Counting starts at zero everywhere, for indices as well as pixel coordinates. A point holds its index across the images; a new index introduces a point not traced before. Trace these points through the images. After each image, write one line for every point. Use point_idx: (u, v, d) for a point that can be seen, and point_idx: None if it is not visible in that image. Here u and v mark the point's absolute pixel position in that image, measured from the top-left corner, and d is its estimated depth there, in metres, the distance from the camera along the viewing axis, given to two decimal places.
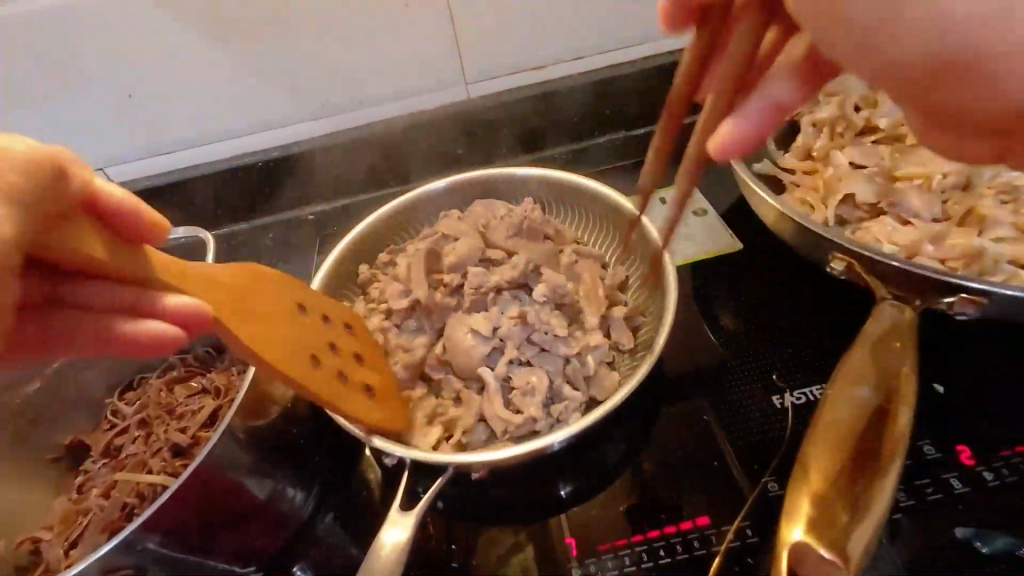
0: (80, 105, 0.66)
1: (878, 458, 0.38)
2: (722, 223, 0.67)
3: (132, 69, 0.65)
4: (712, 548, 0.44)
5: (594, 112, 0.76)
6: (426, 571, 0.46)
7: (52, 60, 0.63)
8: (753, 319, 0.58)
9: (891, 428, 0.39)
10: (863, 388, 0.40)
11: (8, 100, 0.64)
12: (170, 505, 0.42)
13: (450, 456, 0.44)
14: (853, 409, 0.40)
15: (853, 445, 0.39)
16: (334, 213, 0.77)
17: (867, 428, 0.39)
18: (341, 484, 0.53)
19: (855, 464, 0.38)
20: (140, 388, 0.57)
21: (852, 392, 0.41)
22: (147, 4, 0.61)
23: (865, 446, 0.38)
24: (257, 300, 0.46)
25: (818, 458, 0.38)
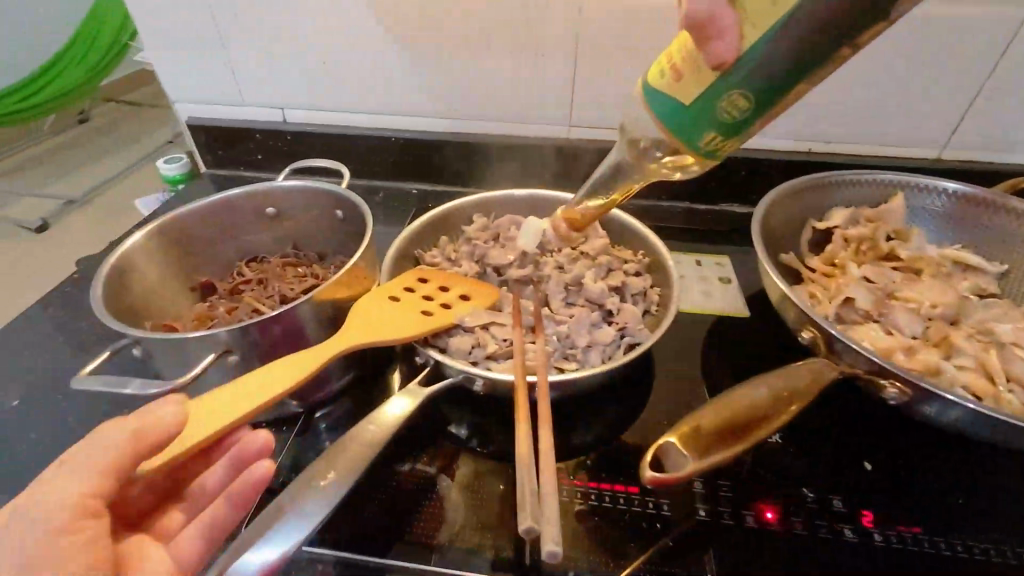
0: (298, 62, 0.93)
1: (740, 441, 0.40)
2: (741, 297, 0.81)
3: (342, 42, 0.89)
4: (634, 509, 0.52)
5: (661, 179, 0.94)
6: (410, 445, 0.59)
7: (297, 31, 0.89)
8: (738, 377, 0.70)
9: (764, 426, 0.42)
10: (760, 389, 0.43)
11: (260, 44, 0.92)
12: (268, 340, 0.56)
13: (461, 365, 0.56)
14: (743, 409, 0.41)
15: (715, 430, 0.40)
16: (435, 194, 1.02)
17: (743, 423, 0.41)
18: (370, 379, 0.69)
19: (699, 443, 0.39)
20: (264, 262, 0.75)
21: (753, 391, 0.43)
22: (375, 21, 0.86)
23: (734, 427, 0.40)
24: (380, 308, 0.61)
25: (675, 430, 0.39)
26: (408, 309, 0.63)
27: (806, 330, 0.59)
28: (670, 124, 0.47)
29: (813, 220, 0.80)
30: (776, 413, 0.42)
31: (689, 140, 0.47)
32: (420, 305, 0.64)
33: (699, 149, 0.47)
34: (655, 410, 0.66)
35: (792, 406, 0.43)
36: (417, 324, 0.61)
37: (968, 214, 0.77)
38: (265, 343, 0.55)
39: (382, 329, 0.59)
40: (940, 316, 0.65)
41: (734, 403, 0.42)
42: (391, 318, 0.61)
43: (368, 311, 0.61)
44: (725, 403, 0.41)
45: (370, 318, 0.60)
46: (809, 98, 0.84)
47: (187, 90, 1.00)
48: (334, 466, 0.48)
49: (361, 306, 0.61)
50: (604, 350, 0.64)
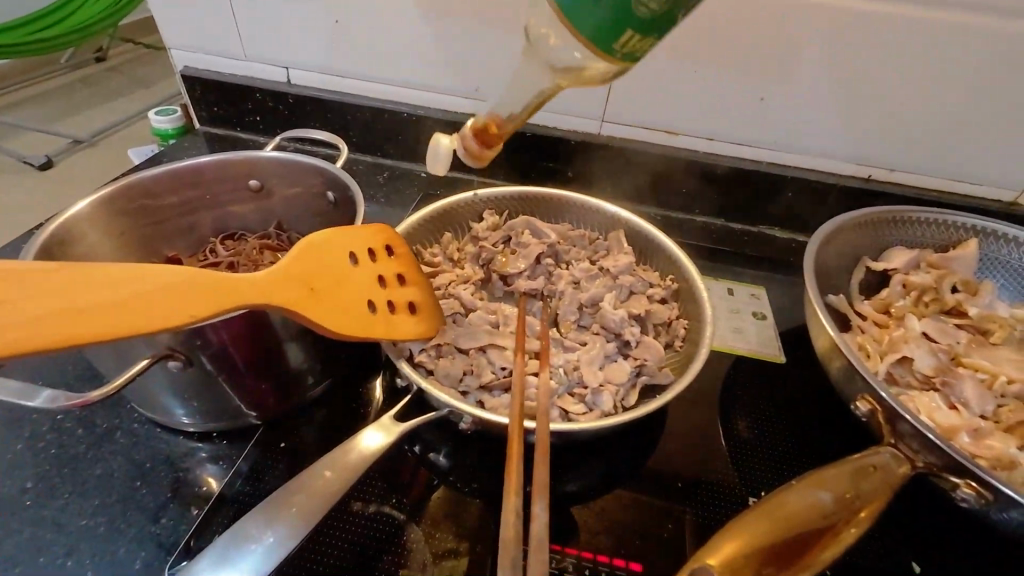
0: (297, 15, 0.83)
1: (793, 565, 0.33)
2: (776, 337, 0.72)
3: None
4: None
5: (696, 190, 0.84)
6: (381, 481, 0.51)
7: None
8: (766, 434, 0.61)
9: (828, 544, 0.34)
10: (823, 494, 0.35)
11: None
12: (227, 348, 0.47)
13: (449, 398, 0.48)
14: (794, 513, 0.34)
15: (763, 546, 0.33)
16: (444, 179, 0.92)
17: (796, 538, 0.33)
18: (353, 385, 0.60)
19: (746, 567, 0.32)
20: (240, 241, 0.66)
21: (812, 494, 0.35)
22: None
23: (786, 548, 0.33)
24: (321, 272, 0.49)
25: (713, 552, 0.32)
26: (353, 283, 0.50)
27: (862, 401, 0.49)
28: (574, 16, 0.40)
29: (869, 258, 0.70)
30: (842, 525, 0.34)
31: (606, 42, 0.40)
32: (367, 286, 0.51)
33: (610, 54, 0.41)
34: (667, 463, 0.57)
35: (860, 516, 0.34)
36: (350, 314, 0.48)
37: None
38: (223, 352, 0.47)
39: (317, 309, 0.47)
40: (1014, 396, 0.56)
41: (782, 507, 0.34)
42: (328, 292, 0.48)
43: (311, 264, 0.48)
44: (769, 509, 0.34)
45: (305, 271, 0.48)
46: (881, 120, 0.73)
47: (180, 34, 0.90)
48: (287, 510, 0.39)
49: (298, 264, 0.48)
50: (615, 391, 0.55)
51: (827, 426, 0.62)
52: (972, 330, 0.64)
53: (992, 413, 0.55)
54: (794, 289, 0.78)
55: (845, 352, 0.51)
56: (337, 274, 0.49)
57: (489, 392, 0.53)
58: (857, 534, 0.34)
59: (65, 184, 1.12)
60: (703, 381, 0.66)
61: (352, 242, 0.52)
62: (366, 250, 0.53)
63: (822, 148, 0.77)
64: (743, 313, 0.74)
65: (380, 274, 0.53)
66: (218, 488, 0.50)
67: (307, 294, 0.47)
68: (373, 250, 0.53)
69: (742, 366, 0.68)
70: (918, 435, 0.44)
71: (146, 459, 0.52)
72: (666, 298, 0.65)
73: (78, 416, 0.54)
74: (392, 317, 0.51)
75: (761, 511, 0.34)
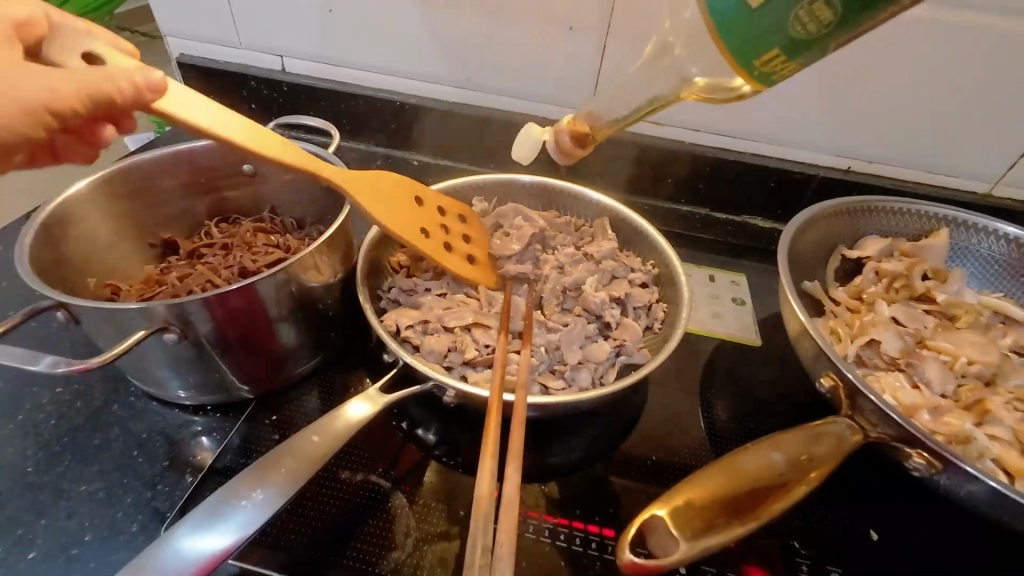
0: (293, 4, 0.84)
1: (745, 517, 0.35)
2: (754, 322, 0.74)
3: None
4: (606, 557, 0.49)
5: (682, 181, 0.86)
6: (368, 453, 0.53)
7: None
8: (739, 414, 0.64)
9: (782, 501, 0.36)
10: (778, 455, 0.37)
11: None
12: (219, 322, 0.49)
13: (433, 372, 0.50)
14: (750, 470, 0.36)
15: (718, 498, 0.35)
16: (437, 168, 0.94)
17: (750, 491, 0.36)
18: (342, 363, 0.62)
19: (698, 516, 0.34)
20: (234, 224, 0.68)
21: (767, 455, 0.38)
22: None
23: (740, 501, 0.35)
24: (397, 200, 0.60)
25: (668, 501, 0.35)
26: (421, 218, 0.62)
27: (826, 377, 0.52)
28: (726, 29, 0.37)
29: (844, 246, 0.72)
30: (793, 483, 0.37)
31: (747, 59, 0.37)
32: (434, 227, 0.63)
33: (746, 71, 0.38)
34: (643, 439, 0.60)
35: (813, 476, 0.37)
36: (411, 232, 0.60)
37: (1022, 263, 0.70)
38: (216, 326, 0.49)
39: (386, 218, 0.58)
40: (974, 376, 0.58)
41: (740, 466, 0.37)
42: (399, 213, 0.60)
43: (392, 195, 0.60)
44: (727, 466, 0.37)
45: (386, 191, 0.60)
46: (859, 113, 0.75)
47: (177, 22, 0.91)
48: (276, 471, 0.41)
49: (383, 186, 0.60)
50: (595, 369, 0.58)
51: (798, 405, 0.65)
52: (939, 315, 0.67)
53: (954, 393, 0.58)
54: (773, 277, 0.81)
55: (813, 333, 0.54)
56: (412, 209, 0.62)
57: (473, 369, 0.56)
58: (809, 491, 0.36)
59: (60, 169, 1.13)
60: (682, 363, 0.69)
61: (433, 199, 0.65)
62: (439, 207, 0.65)
63: (803, 140, 0.79)
64: (723, 299, 0.76)
65: (446, 226, 0.65)
66: (210, 459, 0.52)
67: (379, 206, 0.58)
68: (443, 210, 0.66)
69: (720, 349, 0.71)
70: (877, 411, 0.47)
71: (143, 431, 0.54)
72: (648, 282, 0.68)
73: (76, 390, 0.56)
74: (450, 255, 0.63)
75: (719, 466, 0.36)
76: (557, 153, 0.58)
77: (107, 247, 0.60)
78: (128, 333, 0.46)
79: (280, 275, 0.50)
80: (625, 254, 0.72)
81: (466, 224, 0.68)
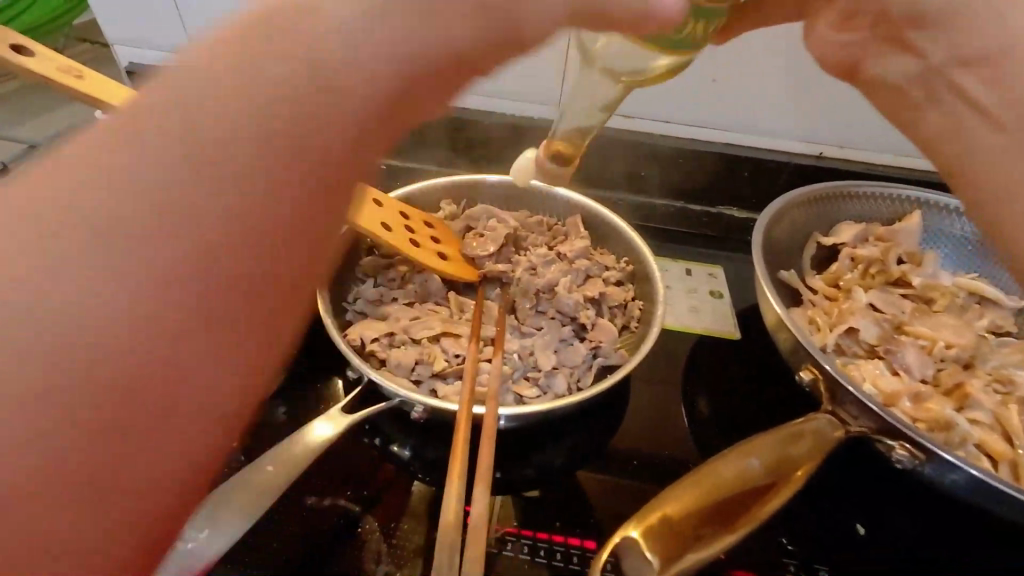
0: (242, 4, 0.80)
1: (722, 530, 0.33)
2: (733, 314, 0.73)
3: None
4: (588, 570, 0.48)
5: (655, 173, 0.85)
6: (335, 475, 0.50)
7: None
8: (722, 410, 0.62)
9: (761, 508, 0.34)
10: (756, 459, 0.35)
11: None
12: None
13: (400, 388, 0.47)
14: (726, 480, 0.34)
15: (692, 515, 0.33)
16: (404, 170, 0.91)
17: (726, 503, 0.34)
18: (308, 380, 0.59)
19: (671, 536, 0.32)
20: None
21: (745, 459, 0.36)
22: None
23: (716, 514, 0.34)
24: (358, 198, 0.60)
25: (639, 518, 0.33)
26: (386, 216, 0.61)
27: (806, 370, 0.50)
28: None
29: (819, 234, 0.71)
30: (772, 488, 0.35)
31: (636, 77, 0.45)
32: (399, 225, 0.62)
33: (674, 45, 0.37)
34: (625, 442, 0.58)
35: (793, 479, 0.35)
36: (373, 225, 0.58)
37: (997, 243, 0.69)
38: None
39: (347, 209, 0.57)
40: (953, 359, 0.58)
41: (715, 476, 0.35)
42: (361, 209, 0.59)
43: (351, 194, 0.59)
44: (703, 475, 0.35)
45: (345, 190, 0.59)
46: (826, 99, 0.74)
47: (124, 28, 0.87)
48: (227, 507, 0.38)
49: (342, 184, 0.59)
50: (571, 374, 0.56)
51: (780, 397, 0.64)
52: (915, 299, 0.67)
53: (934, 377, 0.57)
54: (751, 267, 0.80)
55: (790, 326, 0.53)
56: (375, 208, 0.61)
57: (444, 380, 0.53)
58: (792, 497, 0.35)
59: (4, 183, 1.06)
60: (662, 359, 0.67)
61: (395, 202, 0.64)
62: (405, 212, 0.64)
63: (774, 128, 0.78)
64: (701, 292, 0.75)
65: (414, 226, 0.64)
66: None
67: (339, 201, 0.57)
68: (407, 213, 0.64)
69: (700, 344, 0.69)
70: (857, 405, 0.45)
71: None
72: (623, 279, 0.66)
73: None
74: (421, 251, 0.61)
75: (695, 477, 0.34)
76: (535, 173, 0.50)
77: None
78: None
79: None
80: (598, 251, 0.70)
81: (433, 228, 0.66)
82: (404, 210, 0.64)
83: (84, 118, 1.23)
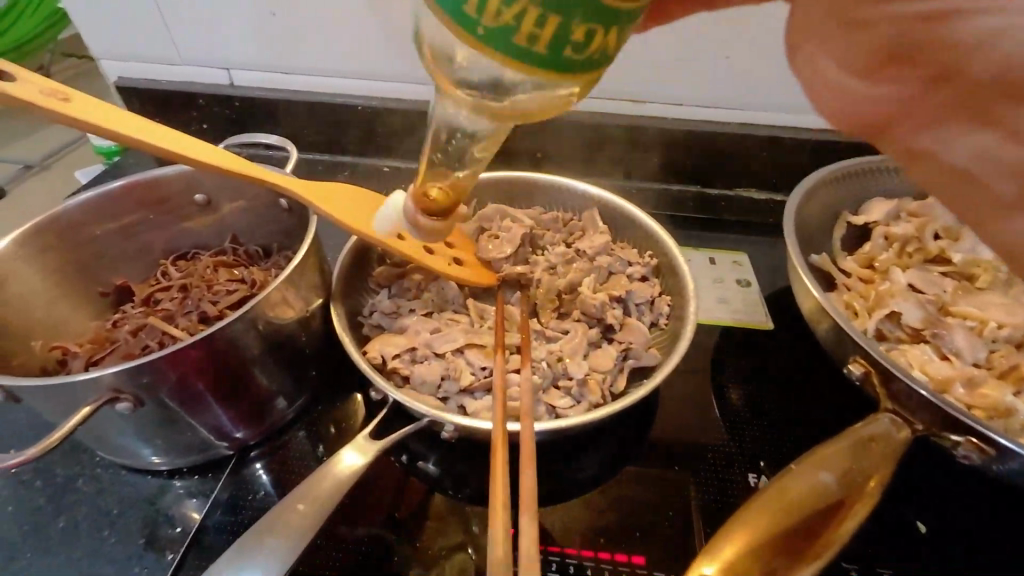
0: (229, 9, 0.77)
1: (800, 558, 0.32)
2: (762, 302, 0.70)
3: None
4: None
5: (670, 159, 0.81)
6: (366, 500, 0.48)
7: None
8: (760, 405, 0.59)
9: (835, 530, 0.33)
10: (827, 476, 0.34)
11: None
12: (176, 385, 0.43)
13: (428, 409, 0.45)
14: (797, 499, 0.34)
15: (768, 540, 0.32)
16: (409, 172, 0.88)
17: (802, 523, 0.33)
18: (329, 399, 0.57)
19: (751, 565, 0.31)
20: (193, 260, 0.62)
21: (814, 477, 0.35)
22: None
23: (789, 541, 0.32)
24: (366, 206, 0.57)
25: (712, 551, 0.32)
26: None
27: (855, 363, 0.47)
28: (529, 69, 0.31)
29: (849, 213, 0.68)
30: (845, 507, 0.34)
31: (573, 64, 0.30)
32: None
33: (565, 62, 0.28)
34: (663, 445, 0.55)
35: (865, 496, 0.34)
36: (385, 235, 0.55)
37: None
38: (174, 388, 0.43)
39: (357, 221, 0.54)
40: (1005, 340, 0.55)
41: (785, 495, 0.34)
42: (371, 218, 0.56)
43: (359, 203, 0.56)
44: (773, 495, 0.34)
45: (352, 199, 0.56)
46: None
47: (108, 42, 0.83)
48: (263, 549, 0.37)
49: (349, 193, 0.56)
50: (603, 380, 0.53)
51: (820, 387, 0.61)
52: (956, 276, 0.63)
53: (986, 360, 0.54)
54: (776, 251, 0.76)
55: (833, 315, 0.49)
56: None
57: (471, 394, 0.51)
58: (865, 516, 0.33)
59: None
60: (693, 353, 0.64)
61: None
62: None
63: (793, 103, 0.75)
64: (727, 281, 0.72)
65: None
66: (194, 525, 0.47)
67: (347, 212, 0.54)
68: None
69: (731, 336, 0.66)
70: (915, 399, 0.43)
71: (113, 506, 0.48)
72: (648, 274, 0.63)
73: (33, 470, 0.50)
74: (437, 258, 0.58)
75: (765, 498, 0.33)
76: (415, 232, 0.42)
77: (48, 305, 0.54)
78: (76, 409, 0.41)
79: (245, 319, 0.45)
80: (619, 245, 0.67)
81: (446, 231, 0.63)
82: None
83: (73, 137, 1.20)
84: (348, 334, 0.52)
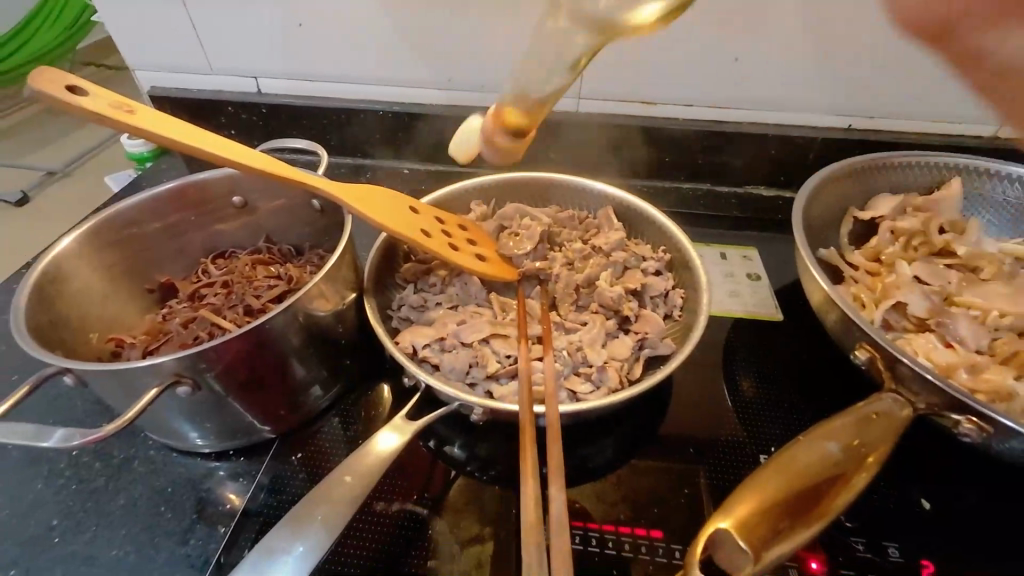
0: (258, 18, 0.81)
1: (806, 520, 0.35)
2: (772, 295, 0.73)
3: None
4: (659, 560, 0.48)
5: (680, 159, 0.84)
6: (399, 479, 0.51)
7: None
8: (770, 393, 0.62)
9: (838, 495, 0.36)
10: (833, 445, 0.37)
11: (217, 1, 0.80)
12: (227, 370, 0.47)
13: (457, 392, 0.48)
14: (806, 465, 0.37)
15: (779, 503, 0.35)
16: (430, 174, 0.92)
17: (809, 486, 0.36)
18: (361, 388, 0.60)
19: (764, 524, 0.35)
20: (231, 258, 0.66)
21: (824, 447, 0.38)
22: None
23: (797, 503, 0.35)
24: (395, 206, 0.60)
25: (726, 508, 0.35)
26: (423, 222, 0.61)
27: (862, 348, 0.50)
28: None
29: (856, 209, 0.70)
30: (849, 474, 0.37)
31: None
32: (437, 230, 0.62)
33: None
34: (677, 429, 0.58)
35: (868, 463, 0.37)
36: (414, 233, 0.59)
37: None
38: (225, 373, 0.47)
39: (388, 220, 0.58)
40: (1008, 328, 0.57)
41: (794, 462, 0.37)
42: (400, 218, 0.59)
43: (388, 204, 0.60)
44: (784, 462, 0.37)
45: (382, 200, 0.59)
46: (853, 69, 0.73)
47: (143, 53, 0.88)
48: (313, 518, 0.40)
49: (379, 195, 0.60)
50: (619, 368, 0.56)
51: (828, 376, 0.63)
52: (960, 268, 0.66)
53: (988, 347, 0.56)
54: (785, 246, 0.79)
55: (839, 304, 0.52)
56: (412, 216, 0.61)
57: (496, 381, 0.54)
58: (869, 481, 0.36)
59: (31, 212, 1.08)
60: (706, 344, 0.67)
61: (428, 208, 0.65)
62: (439, 218, 0.64)
63: (799, 103, 0.77)
64: (739, 276, 0.75)
65: (449, 231, 0.64)
66: (242, 503, 0.51)
67: (378, 212, 0.58)
68: (441, 219, 0.65)
69: (741, 328, 0.69)
70: (919, 380, 0.45)
71: (166, 485, 0.52)
72: (661, 269, 0.66)
73: (90, 452, 0.54)
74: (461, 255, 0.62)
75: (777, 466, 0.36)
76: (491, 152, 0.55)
77: (102, 301, 0.58)
78: (139, 392, 0.45)
79: (287, 311, 0.48)
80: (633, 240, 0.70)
81: (467, 231, 0.67)
82: (438, 216, 0.65)
83: (102, 141, 1.24)
84: (379, 325, 0.55)
